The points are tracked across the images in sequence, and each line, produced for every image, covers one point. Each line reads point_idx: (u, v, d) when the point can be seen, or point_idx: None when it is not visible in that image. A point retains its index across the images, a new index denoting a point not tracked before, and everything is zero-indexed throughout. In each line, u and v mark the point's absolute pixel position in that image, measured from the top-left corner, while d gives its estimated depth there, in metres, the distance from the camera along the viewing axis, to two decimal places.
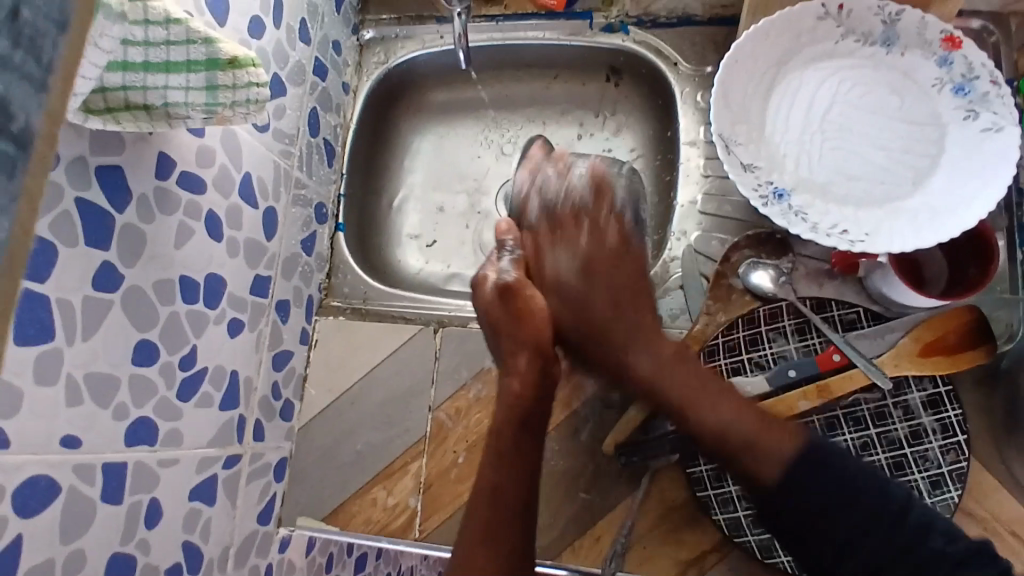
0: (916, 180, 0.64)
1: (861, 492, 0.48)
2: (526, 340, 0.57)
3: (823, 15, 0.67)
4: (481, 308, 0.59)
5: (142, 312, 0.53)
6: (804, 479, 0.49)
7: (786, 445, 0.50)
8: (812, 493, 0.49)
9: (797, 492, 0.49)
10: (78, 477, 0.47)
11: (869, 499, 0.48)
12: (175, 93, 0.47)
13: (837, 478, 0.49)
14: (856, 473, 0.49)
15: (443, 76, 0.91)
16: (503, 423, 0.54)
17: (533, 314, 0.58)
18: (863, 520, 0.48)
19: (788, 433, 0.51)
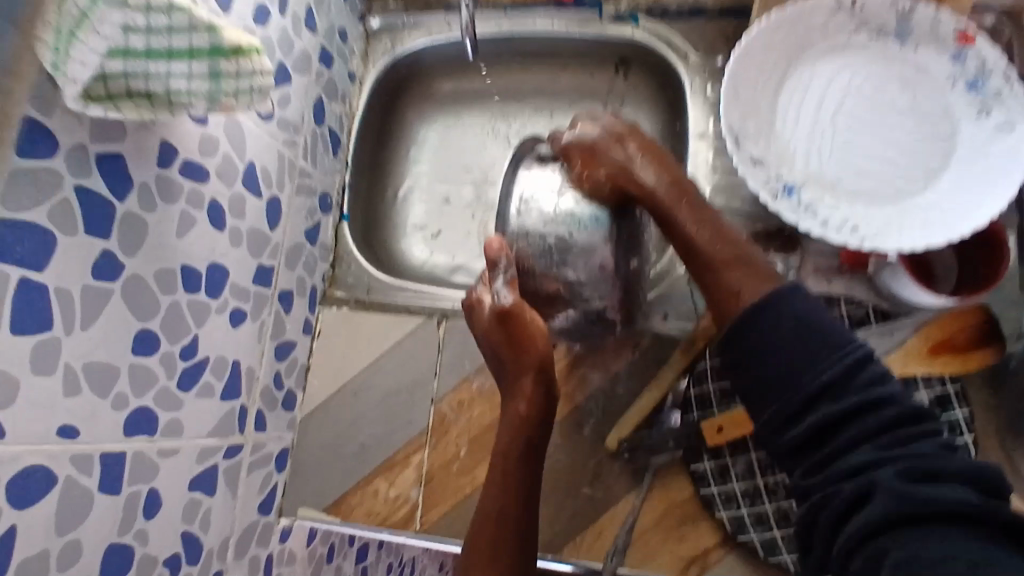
0: (928, 176, 0.63)
1: (813, 360, 0.49)
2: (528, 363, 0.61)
3: (836, 8, 0.66)
4: (482, 332, 0.64)
5: (142, 302, 0.53)
6: (767, 358, 0.51)
7: (784, 356, 0.50)
8: (754, 329, 0.52)
9: (738, 342, 0.53)
10: (76, 467, 0.47)
11: (826, 345, 0.49)
12: (178, 82, 0.47)
13: (789, 340, 0.50)
14: (792, 347, 0.50)
15: (450, 66, 0.90)
16: (509, 444, 0.60)
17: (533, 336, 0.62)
18: (812, 394, 0.48)
19: (767, 278, 0.55)
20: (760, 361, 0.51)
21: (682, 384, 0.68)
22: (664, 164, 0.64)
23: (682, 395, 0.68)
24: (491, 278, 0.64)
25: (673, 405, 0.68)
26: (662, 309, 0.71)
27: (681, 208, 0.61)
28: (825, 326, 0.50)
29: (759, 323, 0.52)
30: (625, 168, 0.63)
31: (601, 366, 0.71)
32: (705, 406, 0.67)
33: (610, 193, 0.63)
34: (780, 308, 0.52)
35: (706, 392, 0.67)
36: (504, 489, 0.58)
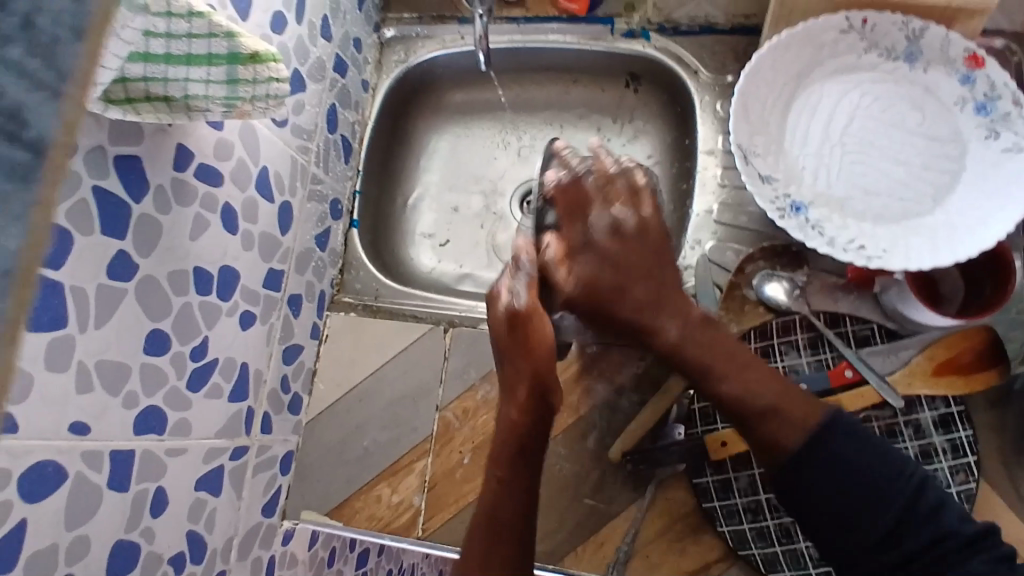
0: (935, 197, 0.63)
1: (880, 505, 0.49)
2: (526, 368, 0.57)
3: (846, 28, 0.66)
4: (495, 334, 0.60)
5: (155, 302, 0.53)
6: (818, 484, 0.50)
7: (795, 434, 0.51)
8: (819, 467, 0.50)
9: (809, 471, 0.50)
10: (86, 464, 0.48)
11: (889, 475, 0.50)
12: (196, 86, 0.48)
13: (852, 474, 0.50)
14: (842, 454, 0.50)
15: (462, 77, 0.91)
16: (499, 448, 0.55)
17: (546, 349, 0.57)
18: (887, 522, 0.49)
19: (807, 413, 0.52)
20: (815, 483, 0.50)
21: (686, 399, 0.68)
22: (657, 248, 0.59)
23: (685, 410, 0.68)
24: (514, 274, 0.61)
25: (677, 419, 0.68)
26: None
27: (665, 313, 0.57)
28: (883, 457, 0.50)
29: (764, 426, 0.52)
30: (629, 253, 0.58)
31: (605, 378, 0.71)
32: (708, 420, 0.67)
33: (604, 291, 0.58)
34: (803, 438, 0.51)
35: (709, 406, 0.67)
36: (501, 493, 0.52)
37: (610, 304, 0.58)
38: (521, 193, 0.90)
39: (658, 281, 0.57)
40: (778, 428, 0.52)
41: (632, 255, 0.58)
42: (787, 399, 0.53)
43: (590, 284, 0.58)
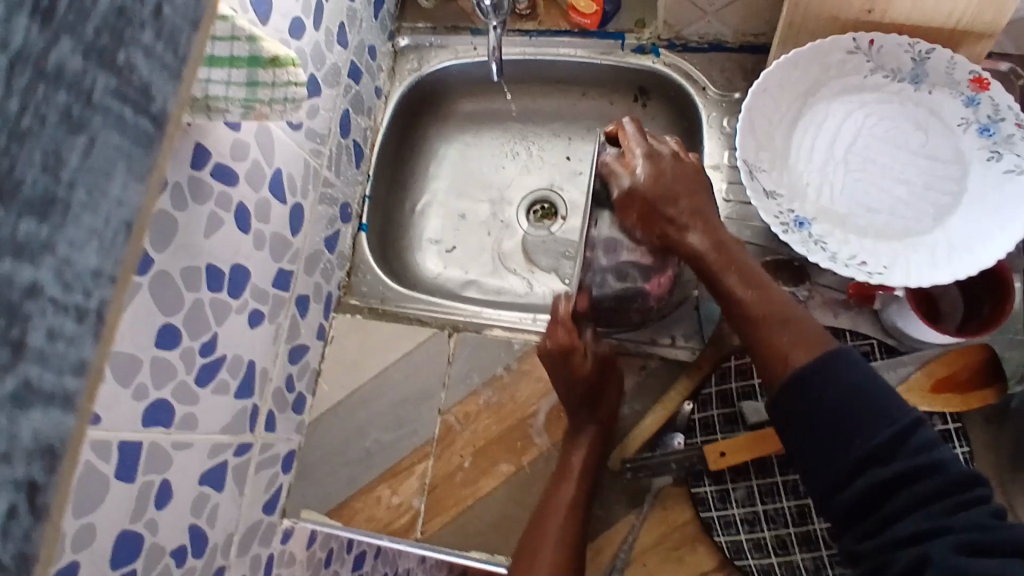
0: (936, 216, 0.64)
1: (855, 446, 0.48)
2: (579, 394, 0.67)
3: (852, 49, 0.67)
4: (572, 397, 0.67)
5: (168, 297, 0.54)
6: (801, 414, 0.51)
7: (801, 350, 0.52)
8: (806, 400, 0.50)
9: (793, 401, 0.51)
10: (96, 453, 0.49)
11: (874, 412, 0.48)
12: (216, 88, 0.49)
13: (830, 410, 0.49)
14: (824, 389, 0.50)
15: (473, 86, 0.92)
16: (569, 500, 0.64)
17: (594, 373, 0.67)
18: (858, 460, 0.48)
19: (818, 338, 0.53)
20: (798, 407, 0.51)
21: (686, 408, 0.68)
22: (694, 176, 0.64)
23: (686, 419, 0.69)
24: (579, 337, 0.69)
25: (677, 428, 0.69)
26: (670, 334, 0.74)
27: (698, 225, 0.61)
28: (865, 395, 0.49)
29: (771, 334, 0.54)
30: (681, 174, 0.63)
31: None
32: (707, 430, 0.67)
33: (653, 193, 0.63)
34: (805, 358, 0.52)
35: (709, 417, 0.68)
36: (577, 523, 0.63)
37: (656, 210, 0.63)
38: (528, 202, 0.91)
39: (700, 200, 0.62)
40: (791, 344, 0.53)
41: (680, 178, 0.63)
42: (800, 319, 0.55)
43: (648, 182, 0.63)
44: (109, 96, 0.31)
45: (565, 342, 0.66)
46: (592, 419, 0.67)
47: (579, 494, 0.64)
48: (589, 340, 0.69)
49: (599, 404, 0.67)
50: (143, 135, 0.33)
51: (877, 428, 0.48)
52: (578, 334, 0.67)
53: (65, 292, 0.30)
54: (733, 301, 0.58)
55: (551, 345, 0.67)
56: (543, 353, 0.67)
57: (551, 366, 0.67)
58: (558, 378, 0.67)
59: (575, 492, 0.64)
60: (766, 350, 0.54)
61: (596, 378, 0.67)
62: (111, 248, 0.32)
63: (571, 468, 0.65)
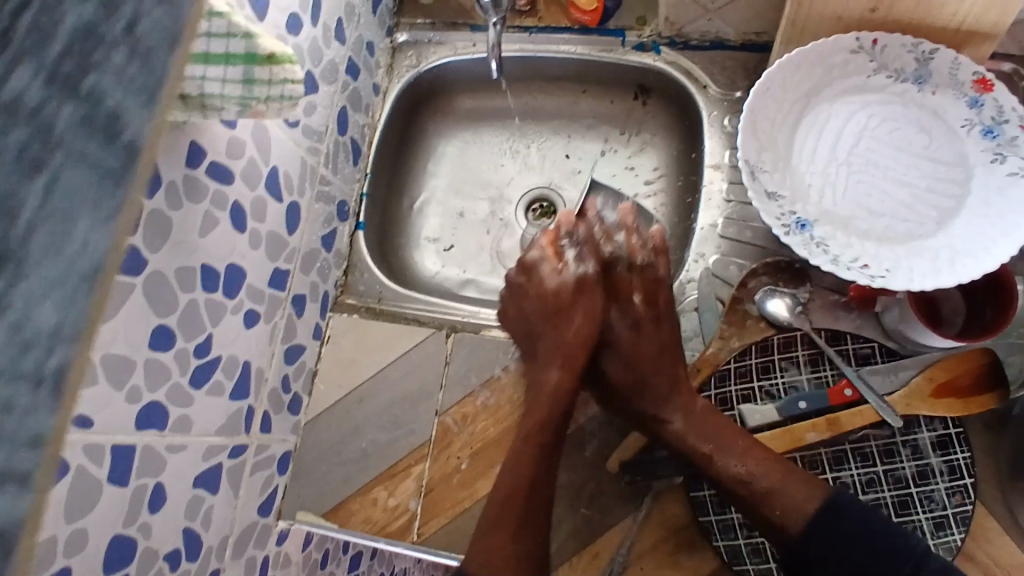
0: (938, 219, 0.64)
1: (870, 560, 0.58)
2: (543, 318, 0.71)
3: (856, 49, 0.67)
4: (539, 324, 0.70)
5: (162, 298, 0.54)
6: (810, 558, 0.59)
7: (811, 504, 0.59)
8: (820, 532, 0.59)
9: (819, 548, 0.59)
10: (88, 457, 0.48)
11: (870, 537, 0.58)
12: (212, 85, 0.48)
13: (845, 550, 0.58)
14: (836, 540, 0.58)
15: (472, 83, 0.91)
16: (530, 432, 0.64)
17: (560, 291, 0.71)
18: (876, 563, 0.58)
19: (813, 485, 0.60)
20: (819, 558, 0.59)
21: (687, 412, 0.68)
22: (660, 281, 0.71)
23: None
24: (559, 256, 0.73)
25: None
26: None
27: (667, 337, 0.69)
28: (858, 539, 0.58)
29: (763, 486, 0.60)
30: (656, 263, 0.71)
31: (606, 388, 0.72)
32: None
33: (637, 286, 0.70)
34: (801, 519, 0.59)
35: None
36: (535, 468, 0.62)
37: (643, 350, 0.69)
38: (527, 200, 0.90)
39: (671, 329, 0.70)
40: (789, 508, 0.59)
41: (648, 302, 0.70)
42: (750, 438, 0.63)
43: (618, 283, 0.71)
44: None
45: (531, 266, 0.73)
46: (555, 347, 0.69)
47: (541, 460, 0.62)
48: (567, 263, 0.72)
49: (566, 329, 0.69)
50: None
51: (890, 564, 0.57)
52: (547, 257, 0.73)
53: None
54: (679, 434, 0.65)
55: (519, 272, 0.74)
56: (514, 283, 0.74)
57: (517, 294, 0.73)
58: (527, 304, 0.72)
59: (535, 457, 0.62)
60: (741, 473, 0.61)
61: (565, 298, 0.70)
62: None
63: (532, 422, 0.64)
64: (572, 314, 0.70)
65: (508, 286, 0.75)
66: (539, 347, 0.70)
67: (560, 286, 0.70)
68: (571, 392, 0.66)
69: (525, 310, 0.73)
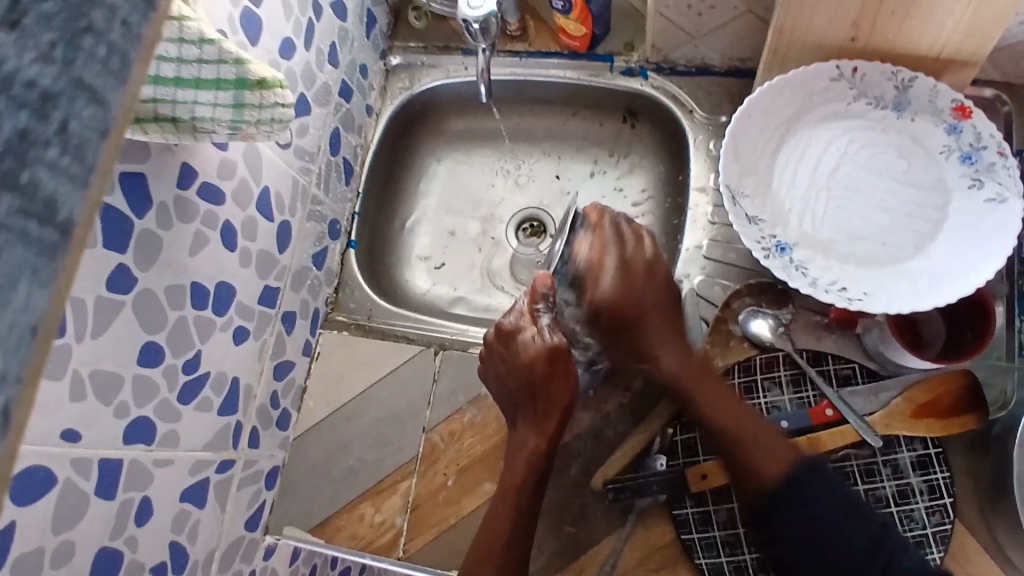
0: (917, 243, 0.65)
1: (842, 538, 0.57)
2: (520, 387, 0.68)
3: (836, 76, 0.68)
4: (512, 388, 0.69)
5: (152, 315, 0.55)
6: (789, 518, 0.59)
7: (775, 464, 0.60)
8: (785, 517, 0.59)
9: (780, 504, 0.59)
10: (75, 470, 0.49)
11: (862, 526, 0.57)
12: (204, 109, 0.49)
13: (823, 524, 0.57)
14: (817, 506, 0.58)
15: (464, 105, 0.93)
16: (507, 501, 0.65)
17: (536, 362, 0.67)
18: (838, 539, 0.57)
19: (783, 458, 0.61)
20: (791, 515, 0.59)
21: (670, 431, 0.69)
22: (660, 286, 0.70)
23: (668, 442, 0.69)
24: (535, 316, 0.70)
25: (659, 450, 0.68)
26: None
27: (671, 350, 0.69)
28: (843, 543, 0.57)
29: (750, 447, 0.61)
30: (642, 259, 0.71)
31: (590, 406, 0.72)
32: (690, 453, 0.68)
33: (624, 301, 0.70)
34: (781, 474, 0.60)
35: (692, 439, 0.68)
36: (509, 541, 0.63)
37: (626, 338, 0.71)
38: (517, 220, 0.92)
39: (665, 282, 0.71)
40: (760, 454, 0.61)
41: (647, 288, 0.70)
42: (756, 419, 0.64)
43: (625, 279, 0.71)
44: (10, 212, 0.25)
45: (509, 333, 0.69)
46: (534, 418, 0.68)
47: (519, 519, 0.64)
48: (543, 330, 0.69)
49: (545, 405, 0.68)
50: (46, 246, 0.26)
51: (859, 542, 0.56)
52: (524, 323, 0.69)
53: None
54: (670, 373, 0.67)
55: (495, 336, 0.71)
56: (490, 346, 0.71)
57: (493, 361, 0.70)
58: (503, 375, 0.69)
59: (511, 511, 0.64)
60: (735, 429, 0.63)
61: (541, 369, 0.67)
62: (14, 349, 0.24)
63: (509, 479, 0.66)
64: (549, 385, 0.68)
65: (486, 349, 0.71)
66: (517, 415, 0.69)
67: (537, 354, 0.67)
68: (548, 453, 0.67)
69: (501, 374, 0.70)
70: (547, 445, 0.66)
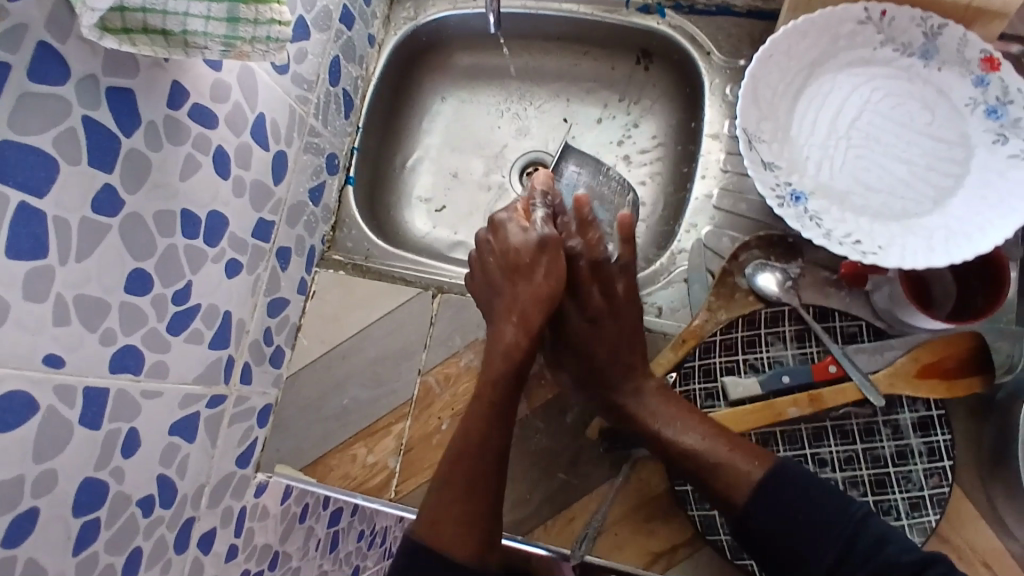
0: (935, 198, 0.63)
1: (820, 532, 0.55)
2: (505, 272, 0.66)
3: (863, 19, 0.65)
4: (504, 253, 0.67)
5: (139, 241, 0.53)
6: (753, 510, 0.57)
7: (742, 480, 0.58)
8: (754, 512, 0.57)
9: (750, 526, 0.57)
10: (59, 397, 0.47)
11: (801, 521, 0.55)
12: (195, 22, 0.46)
13: (784, 509, 0.56)
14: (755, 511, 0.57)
15: (471, 40, 0.89)
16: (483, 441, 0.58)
17: (519, 245, 0.66)
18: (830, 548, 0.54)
19: (726, 463, 0.58)
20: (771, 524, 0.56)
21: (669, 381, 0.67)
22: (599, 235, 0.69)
23: None
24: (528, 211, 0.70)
25: None
26: (656, 306, 0.72)
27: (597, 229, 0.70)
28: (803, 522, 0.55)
29: (707, 458, 0.59)
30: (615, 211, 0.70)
31: None
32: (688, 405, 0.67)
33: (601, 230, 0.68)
34: (760, 471, 0.58)
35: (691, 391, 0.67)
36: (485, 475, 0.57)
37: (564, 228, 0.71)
38: (521, 165, 0.89)
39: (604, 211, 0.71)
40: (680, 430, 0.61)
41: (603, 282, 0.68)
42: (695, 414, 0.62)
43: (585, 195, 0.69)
44: None
45: (500, 224, 0.68)
46: (509, 305, 0.64)
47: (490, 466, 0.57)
48: (533, 223, 0.68)
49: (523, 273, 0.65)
50: None
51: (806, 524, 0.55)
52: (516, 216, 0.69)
53: None
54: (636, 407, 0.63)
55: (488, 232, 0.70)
56: (482, 243, 0.70)
57: (480, 253, 0.69)
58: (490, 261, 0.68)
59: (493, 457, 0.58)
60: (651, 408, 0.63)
61: (528, 256, 0.65)
62: None
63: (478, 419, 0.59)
64: (535, 270, 0.64)
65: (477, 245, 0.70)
66: (495, 304, 0.65)
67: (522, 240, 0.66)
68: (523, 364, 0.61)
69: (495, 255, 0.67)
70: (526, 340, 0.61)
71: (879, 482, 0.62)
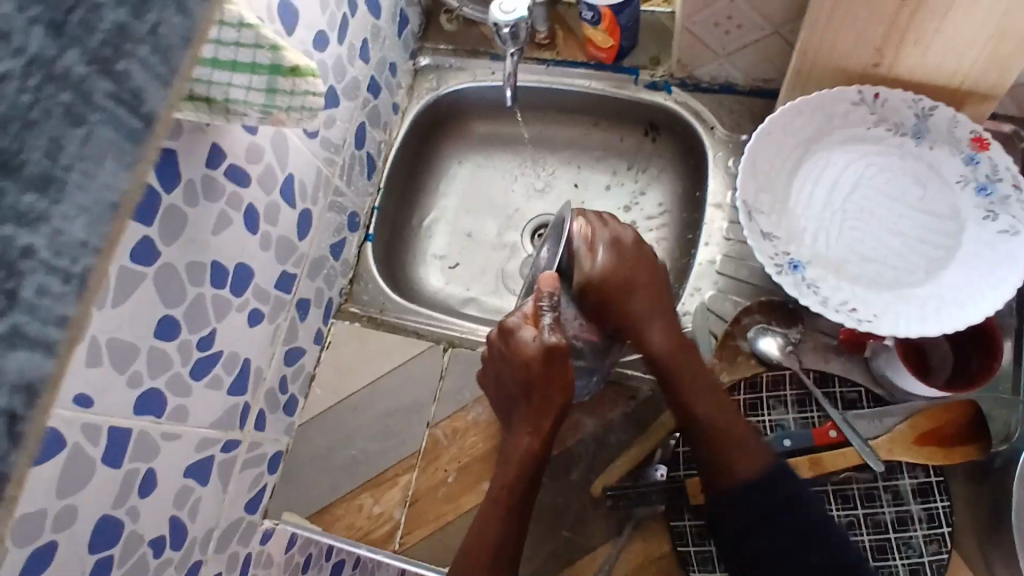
0: (928, 269, 0.66)
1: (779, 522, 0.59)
2: (518, 386, 0.67)
3: (857, 101, 0.69)
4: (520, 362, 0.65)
5: (170, 291, 0.56)
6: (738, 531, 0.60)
7: (750, 463, 0.61)
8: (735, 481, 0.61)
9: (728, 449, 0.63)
10: (84, 435, 0.50)
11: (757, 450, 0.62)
12: (237, 92, 0.50)
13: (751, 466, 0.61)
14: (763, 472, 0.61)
15: (488, 110, 0.95)
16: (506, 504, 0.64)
17: (530, 362, 0.64)
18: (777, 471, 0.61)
19: (751, 454, 0.61)
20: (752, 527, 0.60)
21: (671, 442, 0.69)
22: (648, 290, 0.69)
23: (670, 452, 0.69)
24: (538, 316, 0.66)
25: (661, 460, 0.69)
26: None
27: (659, 329, 0.68)
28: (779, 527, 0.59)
29: (733, 448, 0.62)
30: (632, 266, 0.69)
31: (594, 412, 0.72)
32: (691, 465, 0.68)
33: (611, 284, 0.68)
34: (756, 469, 0.61)
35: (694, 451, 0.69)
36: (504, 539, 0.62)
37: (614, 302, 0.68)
38: (534, 226, 0.92)
39: (653, 287, 0.69)
40: (729, 454, 0.62)
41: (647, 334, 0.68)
42: (728, 402, 0.65)
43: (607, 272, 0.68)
44: (108, 100, 0.31)
45: (510, 331, 0.66)
46: (529, 416, 0.66)
47: (506, 524, 0.63)
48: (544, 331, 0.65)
49: (541, 400, 0.65)
50: (140, 133, 0.32)
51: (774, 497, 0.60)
52: (526, 324, 0.66)
53: (58, 256, 0.30)
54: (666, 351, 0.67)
55: (497, 335, 0.68)
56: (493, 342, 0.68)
57: (495, 358, 0.68)
58: (505, 369, 0.68)
59: (503, 519, 0.63)
60: (714, 428, 0.63)
61: (539, 366, 0.64)
62: (101, 222, 0.31)
63: (500, 483, 0.65)
64: (547, 385, 0.65)
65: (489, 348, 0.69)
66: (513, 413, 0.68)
67: (534, 355, 0.64)
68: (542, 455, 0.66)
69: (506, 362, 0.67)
70: (541, 445, 0.65)
71: (880, 548, 0.62)
